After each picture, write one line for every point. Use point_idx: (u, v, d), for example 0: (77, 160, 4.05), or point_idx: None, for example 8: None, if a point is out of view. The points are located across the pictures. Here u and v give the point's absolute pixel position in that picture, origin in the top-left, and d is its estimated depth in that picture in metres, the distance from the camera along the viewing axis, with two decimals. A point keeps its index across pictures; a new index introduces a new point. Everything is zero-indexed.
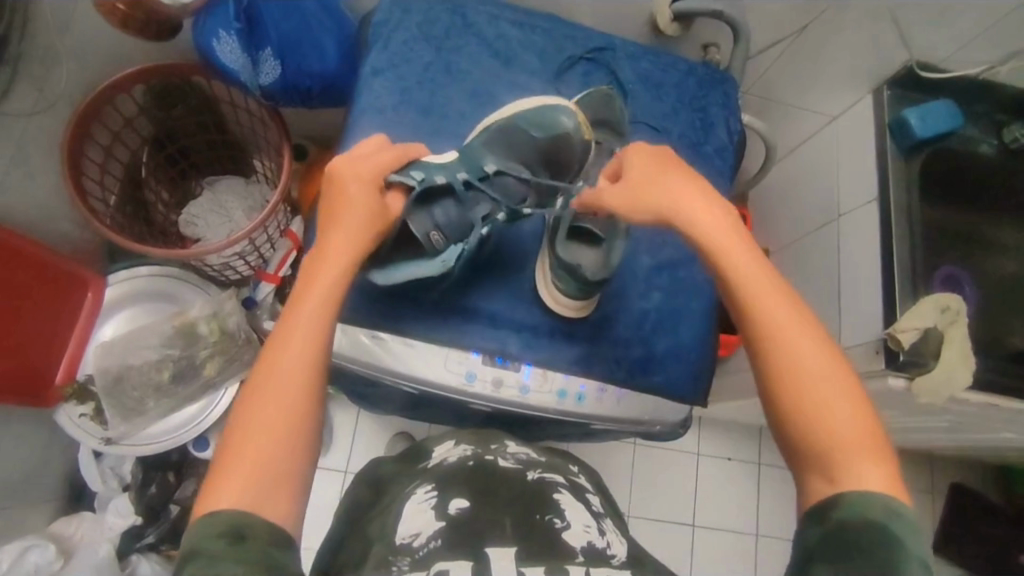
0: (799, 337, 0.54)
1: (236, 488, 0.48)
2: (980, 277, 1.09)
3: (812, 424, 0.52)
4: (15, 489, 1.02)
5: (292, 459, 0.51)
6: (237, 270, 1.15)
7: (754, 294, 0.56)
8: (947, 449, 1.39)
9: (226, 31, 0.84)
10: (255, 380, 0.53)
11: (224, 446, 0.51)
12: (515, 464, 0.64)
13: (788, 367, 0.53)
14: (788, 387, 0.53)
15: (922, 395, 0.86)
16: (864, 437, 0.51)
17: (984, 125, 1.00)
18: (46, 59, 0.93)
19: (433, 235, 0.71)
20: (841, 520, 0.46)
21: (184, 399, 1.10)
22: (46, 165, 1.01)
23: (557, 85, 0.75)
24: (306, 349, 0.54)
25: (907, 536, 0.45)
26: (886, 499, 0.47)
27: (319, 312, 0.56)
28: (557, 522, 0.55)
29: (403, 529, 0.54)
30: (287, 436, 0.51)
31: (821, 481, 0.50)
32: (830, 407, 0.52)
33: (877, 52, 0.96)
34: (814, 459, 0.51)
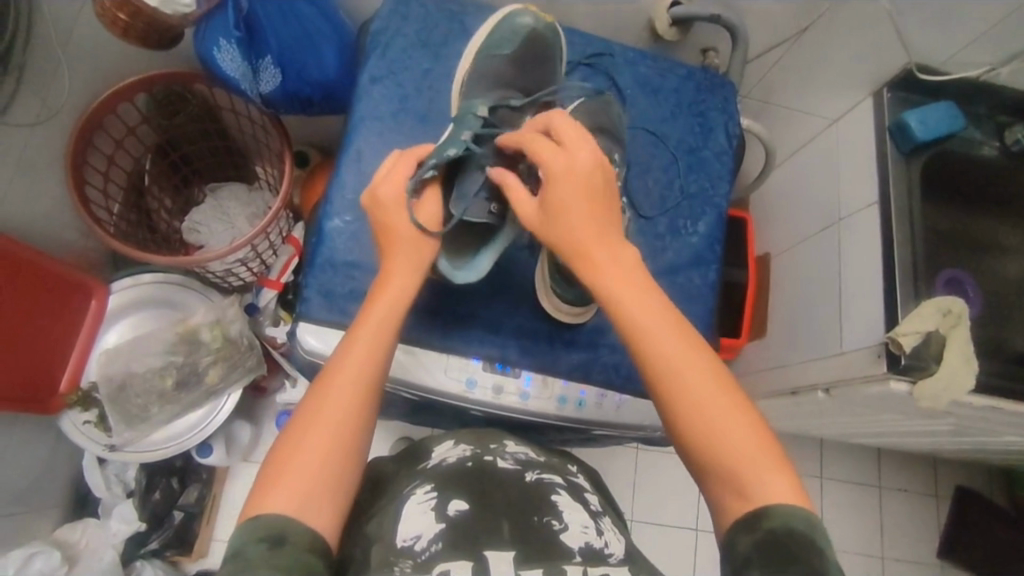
0: (689, 361, 0.53)
1: (287, 499, 0.49)
2: (983, 279, 1.09)
3: (714, 453, 0.51)
4: (20, 496, 1.03)
5: (341, 475, 0.52)
6: (240, 278, 1.17)
7: (633, 316, 0.54)
8: (952, 452, 1.39)
9: (226, 39, 0.84)
10: (312, 394, 0.54)
11: (276, 457, 0.51)
12: (514, 465, 0.63)
13: (684, 387, 0.52)
14: (687, 407, 0.52)
15: (923, 401, 0.85)
16: (762, 452, 0.50)
17: (987, 128, 0.99)
18: (49, 67, 0.94)
19: (492, 208, 0.66)
20: (770, 533, 0.46)
21: (188, 405, 1.11)
22: (49, 174, 1.02)
23: (523, 14, 0.78)
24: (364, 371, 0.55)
25: (819, 531, 0.47)
26: (804, 512, 0.48)
27: (378, 330, 0.57)
28: (555, 523, 0.56)
29: (403, 531, 0.54)
30: (340, 453, 0.52)
31: (735, 499, 0.50)
32: (728, 427, 0.51)
33: (876, 55, 0.96)
34: (720, 476, 0.51)
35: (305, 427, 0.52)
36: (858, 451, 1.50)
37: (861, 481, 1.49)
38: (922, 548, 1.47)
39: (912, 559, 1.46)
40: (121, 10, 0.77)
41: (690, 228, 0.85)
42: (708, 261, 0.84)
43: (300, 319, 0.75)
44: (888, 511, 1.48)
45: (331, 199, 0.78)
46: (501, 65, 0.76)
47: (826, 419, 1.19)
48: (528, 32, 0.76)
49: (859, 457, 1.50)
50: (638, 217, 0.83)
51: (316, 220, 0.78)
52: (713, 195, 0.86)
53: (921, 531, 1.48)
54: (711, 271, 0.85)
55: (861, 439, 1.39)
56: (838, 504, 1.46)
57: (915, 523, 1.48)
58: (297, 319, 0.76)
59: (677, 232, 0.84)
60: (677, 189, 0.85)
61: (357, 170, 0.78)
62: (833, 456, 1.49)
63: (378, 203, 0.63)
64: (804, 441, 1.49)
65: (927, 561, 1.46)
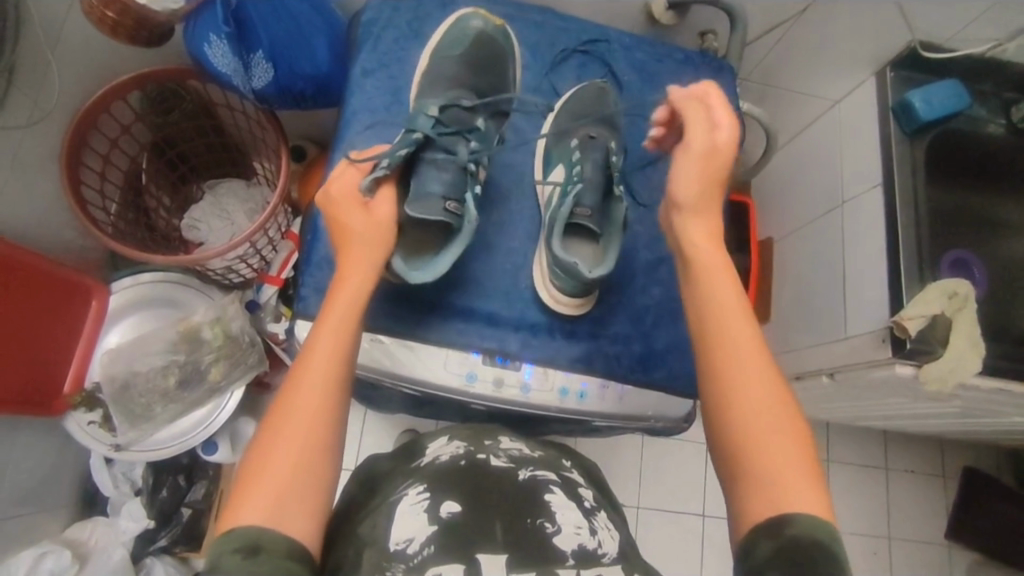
0: (755, 371, 0.56)
1: (260, 509, 0.48)
2: (990, 259, 1.07)
3: (758, 457, 0.52)
4: (28, 497, 1.04)
5: (314, 477, 0.52)
6: (240, 274, 1.16)
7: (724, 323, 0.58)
8: (959, 433, 1.38)
9: (216, 35, 0.82)
10: (280, 399, 0.55)
11: (250, 467, 0.52)
12: (507, 463, 0.62)
13: (749, 393, 0.55)
14: (748, 415, 0.54)
15: (929, 385, 0.84)
16: (807, 471, 0.51)
17: (992, 105, 0.97)
18: (40, 68, 0.93)
19: (449, 205, 0.69)
20: (793, 540, 0.46)
21: (190, 404, 1.11)
22: (45, 176, 1.01)
23: (473, 17, 0.79)
24: (325, 373, 0.55)
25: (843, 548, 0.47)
26: (830, 526, 0.48)
27: (339, 327, 0.58)
28: (548, 525, 0.55)
29: (396, 534, 0.54)
30: (310, 457, 0.52)
31: (763, 505, 0.50)
32: (783, 444, 0.52)
33: (878, 34, 0.94)
34: (760, 480, 0.51)
35: (277, 430, 0.53)
36: (864, 433, 1.50)
37: (867, 463, 1.49)
38: (931, 530, 1.46)
39: (920, 540, 1.46)
40: (109, 9, 0.76)
41: None
42: None
43: (298, 317, 0.75)
44: (895, 493, 1.48)
45: None
46: (452, 66, 0.78)
47: (831, 404, 1.18)
48: (477, 33, 0.78)
49: (866, 441, 1.50)
50: (635, 205, 0.83)
51: (310, 217, 0.78)
52: None
53: (929, 513, 1.47)
54: None
55: (868, 423, 1.38)
56: (844, 487, 1.46)
57: (923, 505, 1.48)
58: (294, 317, 0.75)
59: None
60: None
61: None
62: (839, 440, 1.49)
63: (332, 201, 0.65)
64: (810, 425, 1.49)
65: (935, 542, 1.46)
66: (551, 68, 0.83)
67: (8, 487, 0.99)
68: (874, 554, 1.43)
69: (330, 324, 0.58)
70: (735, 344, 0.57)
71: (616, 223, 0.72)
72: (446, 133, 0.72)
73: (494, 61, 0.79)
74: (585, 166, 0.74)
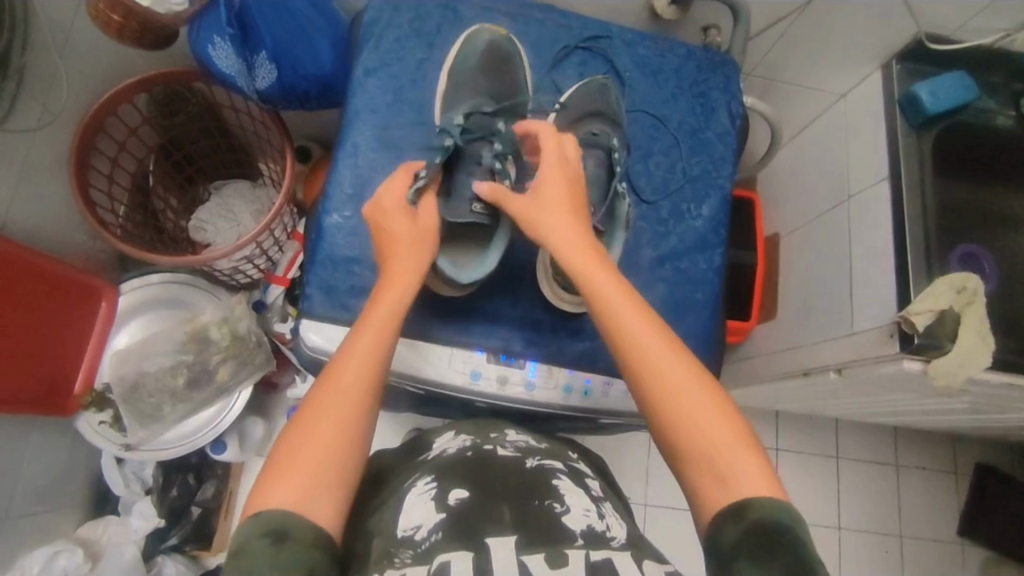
0: (668, 362, 0.55)
1: (287, 494, 0.49)
2: (1000, 253, 1.06)
3: (693, 443, 0.53)
4: (42, 496, 1.05)
5: (343, 469, 0.52)
6: (248, 274, 1.18)
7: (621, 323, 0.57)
8: (970, 429, 1.37)
9: (220, 37, 0.83)
10: (315, 394, 0.55)
11: (279, 456, 0.52)
12: (514, 453, 0.64)
13: (663, 385, 0.55)
14: (673, 408, 0.54)
15: (937, 380, 0.84)
16: (740, 441, 0.52)
17: (1001, 97, 0.95)
18: (48, 73, 0.93)
19: (473, 204, 0.71)
20: (754, 526, 0.47)
21: (199, 404, 1.12)
22: (55, 180, 1.02)
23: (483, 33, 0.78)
24: (364, 368, 0.56)
25: (802, 521, 0.48)
26: (778, 501, 0.49)
27: (380, 331, 0.59)
28: (556, 506, 0.56)
29: (404, 522, 0.55)
30: (342, 447, 0.53)
31: (716, 492, 0.51)
32: (712, 423, 0.53)
33: (885, 25, 0.93)
34: (707, 470, 0.52)
35: (308, 423, 0.53)
36: (874, 430, 1.49)
37: (877, 459, 1.48)
38: (942, 527, 1.45)
39: (931, 537, 1.44)
40: (115, 11, 0.78)
41: (693, 211, 0.83)
42: (712, 244, 0.82)
43: (303, 317, 0.75)
44: (905, 489, 1.46)
45: (331, 195, 0.77)
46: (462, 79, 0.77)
47: (839, 400, 1.18)
48: (487, 46, 0.78)
49: (876, 437, 1.49)
50: (639, 202, 0.82)
51: (314, 219, 0.78)
52: (716, 177, 0.84)
53: (940, 510, 1.46)
54: (715, 255, 0.82)
55: (878, 419, 1.37)
56: (853, 484, 1.45)
57: (934, 500, 1.47)
58: (299, 317, 0.76)
59: (680, 217, 0.82)
60: (680, 172, 0.83)
61: (354, 165, 0.77)
62: (849, 437, 1.48)
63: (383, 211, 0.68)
64: (818, 421, 1.48)
65: (947, 539, 1.45)
66: (553, 65, 0.83)
67: (22, 488, 1.00)
68: (886, 552, 1.42)
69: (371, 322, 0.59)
70: (643, 334, 0.57)
71: (619, 221, 0.71)
72: (472, 138, 0.74)
73: (505, 70, 0.78)
74: (586, 165, 0.75)
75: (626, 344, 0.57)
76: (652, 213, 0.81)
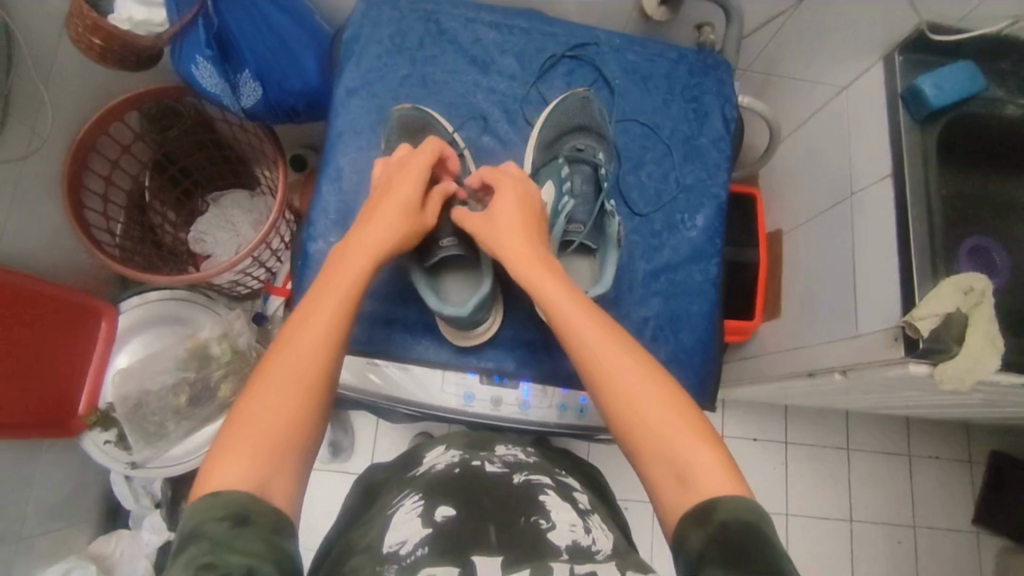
0: (623, 363, 0.57)
1: (237, 470, 0.49)
2: (1013, 244, 1.02)
3: (652, 444, 0.53)
4: (55, 514, 1.07)
5: (292, 442, 0.52)
6: (247, 286, 1.19)
7: (575, 327, 0.59)
8: (984, 419, 1.34)
9: (201, 56, 0.81)
10: (266, 368, 0.55)
11: (229, 433, 0.52)
12: (501, 468, 0.65)
13: (619, 386, 0.56)
14: (629, 407, 0.55)
15: (946, 383, 0.81)
16: (697, 437, 0.53)
17: (1010, 85, 0.91)
18: (33, 97, 0.93)
19: (446, 241, 0.72)
20: (721, 525, 0.46)
21: (203, 419, 1.12)
22: (49, 202, 1.02)
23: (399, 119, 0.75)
24: (315, 342, 0.57)
25: (770, 524, 0.46)
26: (741, 500, 0.48)
27: (337, 306, 0.59)
28: (542, 522, 0.55)
29: (390, 538, 0.53)
30: (292, 422, 0.53)
31: (680, 495, 0.50)
32: (668, 423, 0.53)
33: (883, 17, 0.90)
34: (669, 471, 0.52)
35: (259, 398, 0.53)
36: (885, 420, 1.47)
37: (889, 450, 1.45)
38: (957, 516, 1.43)
39: (946, 527, 1.43)
40: (95, 36, 0.78)
41: (687, 221, 0.81)
42: (708, 254, 0.80)
43: None
44: (919, 480, 1.45)
45: (318, 220, 0.76)
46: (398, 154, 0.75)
47: (847, 397, 1.15)
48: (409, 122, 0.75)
49: (888, 427, 1.46)
50: (631, 215, 0.80)
51: (300, 242, 0.77)
52: (711, 184, 0.82)
53: (955, 499, 1.44)
54: (712, 265, 0.80)
55: (889, 411, 1.35)
56: (865, 476, 1.44)
57: (949, 491, 1.45)
58: None
59: (674, 227, 0.80)
60: (673, 181, 0.81)
61: (338, 190, 0.76)
62: (860, 429, 1.46)
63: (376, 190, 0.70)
64: (829, 414, 1.46)
65: (961, 528, 1.43)
66: (539, 75, 0.81)
67: (34, 507, 1.01)
68: (899, 544, 1.41)
69: (327, 296, 0.60)
70: (596, 334, 0.58)
71: (610, 239, 0.72)
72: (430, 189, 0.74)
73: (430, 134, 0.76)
74: (574, 181, 0.75)
75: (583, 347, 0.58)
76: (644, 226, 0.80)
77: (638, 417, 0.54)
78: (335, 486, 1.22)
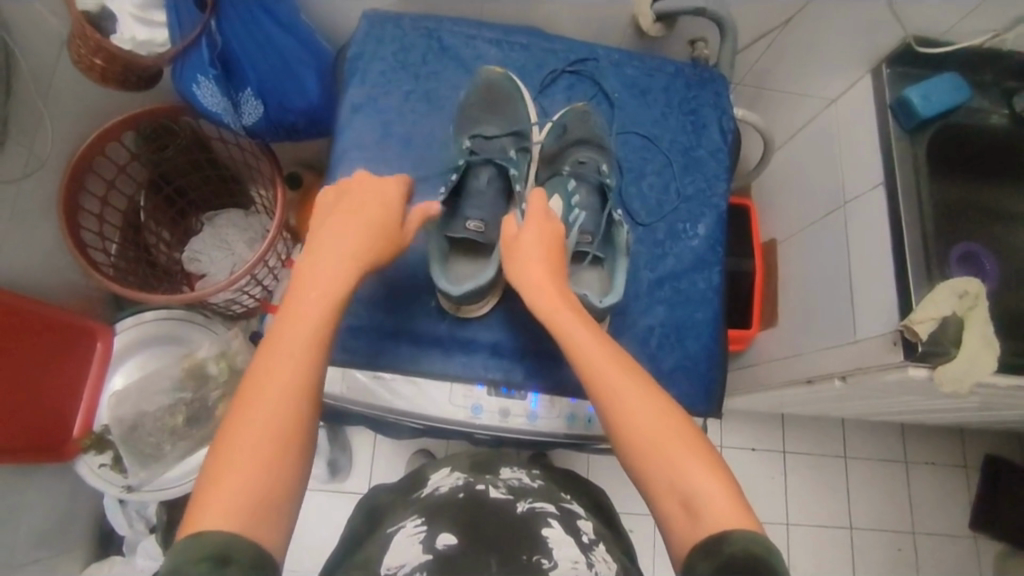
0: (636, 393, 0.57)
1: (224, 508, 0.47)
2: (1000, 250, 1.05)
3: (664, 474, 0.53)
4: (46, 541, 1.04)
5: (277, 483, 0.50)
6: (243, 305, 1.17)
7: (581, 351, 0.60)
8: (978, 423, 1.36)
9: (203, 76, 0.82)
10: (240, 409, 0.52)
11: (210, 477, 0.49)
12: (506, 495, 0.64)
13: (628, 412, 0.56)
14: (640, 436, 0.55)
15: (944, 386, 0.82)
16: (712, 472, 0.53)
17: (992, 95, 0.95)
18: (32, 118, 0.93)
19: (472, 224, 0.72)
20: (730, 558, 0.46)
21: (200, 439, 1.10)
22: (45, 222, 1.02)
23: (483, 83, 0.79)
24: (290, 379, 0.53)
25: (777, 552, 0.47)
26: (755, 534, 0.48)
27: (310, 339, 0.56)
28: (544, 562, 0.54)
29: (388, 559, 0.53)
30: (270, 468, 0.50)
31: (690, 527, 0.50)
32: (679, 456, 0.53)
33: (870, 32, 0.93)
34: (681, 503, 0.52)
35: (234, 443, 0.50)
36: (881, 427, 1.48)
37: (885, 457, 1.46)
38: (955, 522, 1.44)
39: (945, 533, 1.43)
40: (96, 56, 0.78)
41: (689, 230, 0.82)
42: (709, 263, 0.81)
43: None
44: (916, 486, 1.45)
45: None
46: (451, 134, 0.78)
47: (845, 404, 1.16)
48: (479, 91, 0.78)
49: (884, 434, 1.48)
50: (635, 226, 0.81)
51: None
52: (711, 195, 0.84)
53: (953, 505, 1.45)
54: (714, 274, 0.82)
55: (885, 418, 1.36)
56: (863, 484, 1.44)
57: (946, 497, 1.45)
58: None
59: (677, 237, 0.82)
60: (674, 193, 0.83)
61: None
62: (857, 437, 1.47)
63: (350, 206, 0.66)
64: (826, 422, 1.47)
65: (960, 534, 1.44)
66: (541, 90, 0.83)
67: (23, 535, 0.98)
68: (899, 550, 1.41)
69: (296, 327, 0.56)
70: (607, 362, 0.59)
71: (619, 248, 0.73)
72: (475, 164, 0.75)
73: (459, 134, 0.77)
74: (581, 195, 0.76)
75: (592, 372, 0.58)
76: (647, 235, 0.81)
77: (656, 451, 0.54)
78: (332, 507, 1.21)
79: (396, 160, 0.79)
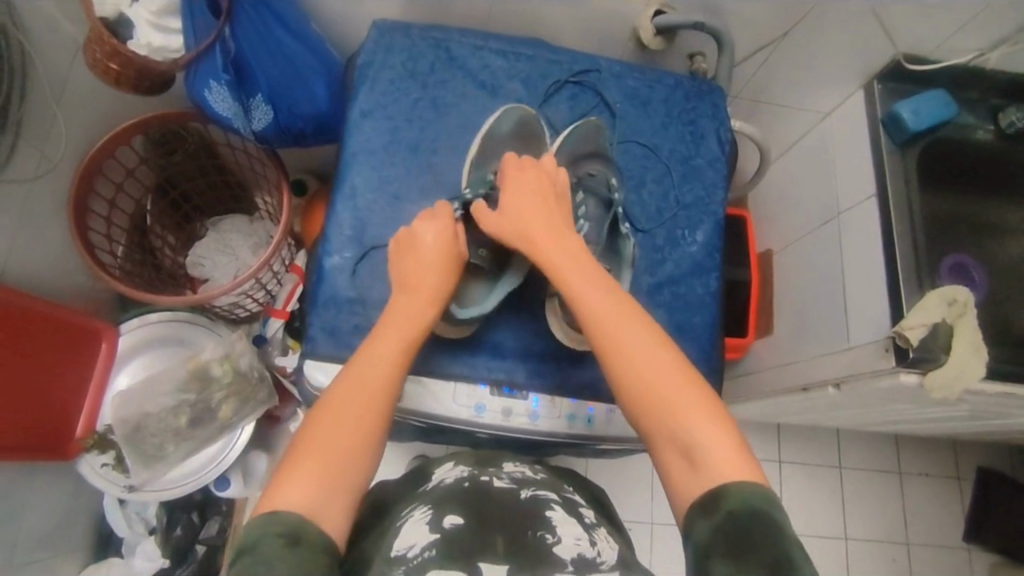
0: (641, 347, 0.60)
1: (302, 488, 0.52)
2: (989, 262, 1.08)
3: (669, 423, 0.56)
4: (47, 541, 1.04)
5: (347, 474, 0.55)
6: (246, 308, 1.19)
7: (589, 309, 0.63)
8: (970, 434, 1.38)
9: (215, 81, 0.85)
10: (325, 407, 0.59)
11: (291, 459, 0.55)
12: (509, 484, 0.65)
13: (633, 366, 0.59)
14: (642, 388, 0.58)
15: (934, 393, 0.84)
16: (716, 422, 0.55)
17: (980, 112, 0.98)
18: (46, 121, 0.95)
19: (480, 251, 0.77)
20: (729, 514, 0.49)
21: (203, 440, 1.11)
22: (54, 223, 1.03)
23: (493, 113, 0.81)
24: (373, 386, 0.60)
25: (778, 508, 0.50)
26: (756, 487, 0.51)
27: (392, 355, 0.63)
28: (548, 536, 0.57)
29: (398, 542, 0.55)
30: (344, 461, 0.55)
31: (695, 481, 0.53)
32: (685, 409, 0.56)
33: (863, 48, 0.96)
34: (685, 455, 0.54)
35: (315, 437, 0.56)
36: (874, 437, 1.49)
37: (879, 467, 1.48)
38: (948, 532, 1.46)
39: (937, 543, 1.45)
40: (111, 61, 0.80)
41: (688, 237, 0.84)
42: (706, 269, 0.84)
43: (307, 356, 0.77)
44: (909, 496, 1.47)
45: (331, 237, 0.79)
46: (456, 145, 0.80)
47: (839, 412, 1.18)
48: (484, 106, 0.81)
49: (878, 444, 1.49)
50: (635, 232, 0.83)
51: (314, 259, 0.80)
52: (709, 204, 0.86)
53: (946, 515, 1.47)
54: (711, 279, 0.84)
55: (879, 427, 1.38)
56: (857, 493, 1.46)
57: (939, 507, 1.47)
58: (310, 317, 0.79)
59: (675, 243, 0.84)
60: (673, 200, 0.85)
61: (353, 206, 0.79)
62: (851, 446, 1.49)
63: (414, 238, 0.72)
64: (820, 432, 1.48)
65: (953, 545, 1.45)
66: (544, 100, 0.85)
67: (25, 534, 0.98)
68: (893, 561, 1.42)
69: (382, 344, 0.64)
70: (613, 318, 0.62)
71: (625, 260, 0.76)
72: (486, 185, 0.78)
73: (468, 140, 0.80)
74: (588, 207, 0.79)
75: (601, 331, 0.61)
76: (647, 241, 0.83)
77: (661, 403, 0.57)
78: None
79: (402, 166, 0.81)
